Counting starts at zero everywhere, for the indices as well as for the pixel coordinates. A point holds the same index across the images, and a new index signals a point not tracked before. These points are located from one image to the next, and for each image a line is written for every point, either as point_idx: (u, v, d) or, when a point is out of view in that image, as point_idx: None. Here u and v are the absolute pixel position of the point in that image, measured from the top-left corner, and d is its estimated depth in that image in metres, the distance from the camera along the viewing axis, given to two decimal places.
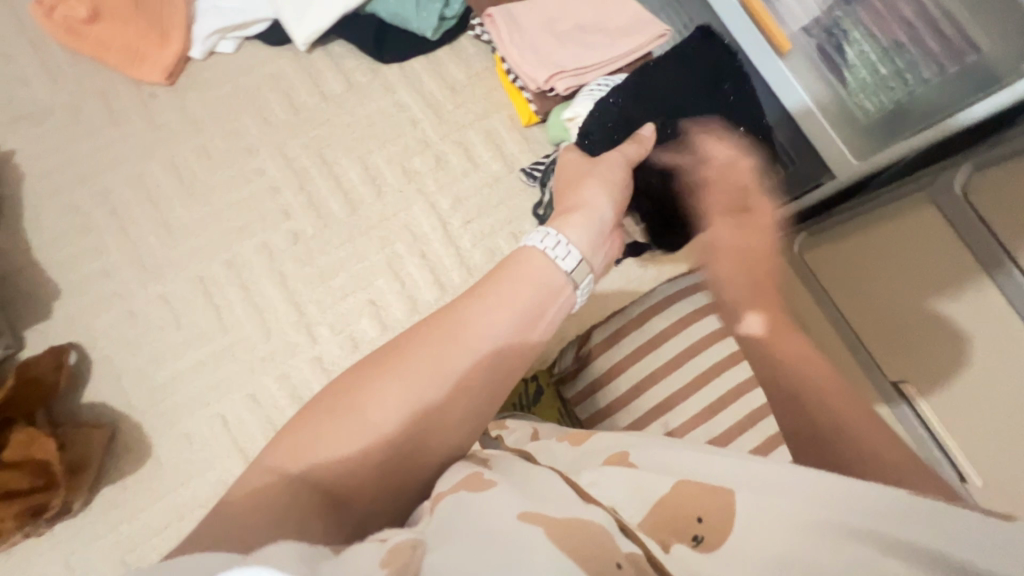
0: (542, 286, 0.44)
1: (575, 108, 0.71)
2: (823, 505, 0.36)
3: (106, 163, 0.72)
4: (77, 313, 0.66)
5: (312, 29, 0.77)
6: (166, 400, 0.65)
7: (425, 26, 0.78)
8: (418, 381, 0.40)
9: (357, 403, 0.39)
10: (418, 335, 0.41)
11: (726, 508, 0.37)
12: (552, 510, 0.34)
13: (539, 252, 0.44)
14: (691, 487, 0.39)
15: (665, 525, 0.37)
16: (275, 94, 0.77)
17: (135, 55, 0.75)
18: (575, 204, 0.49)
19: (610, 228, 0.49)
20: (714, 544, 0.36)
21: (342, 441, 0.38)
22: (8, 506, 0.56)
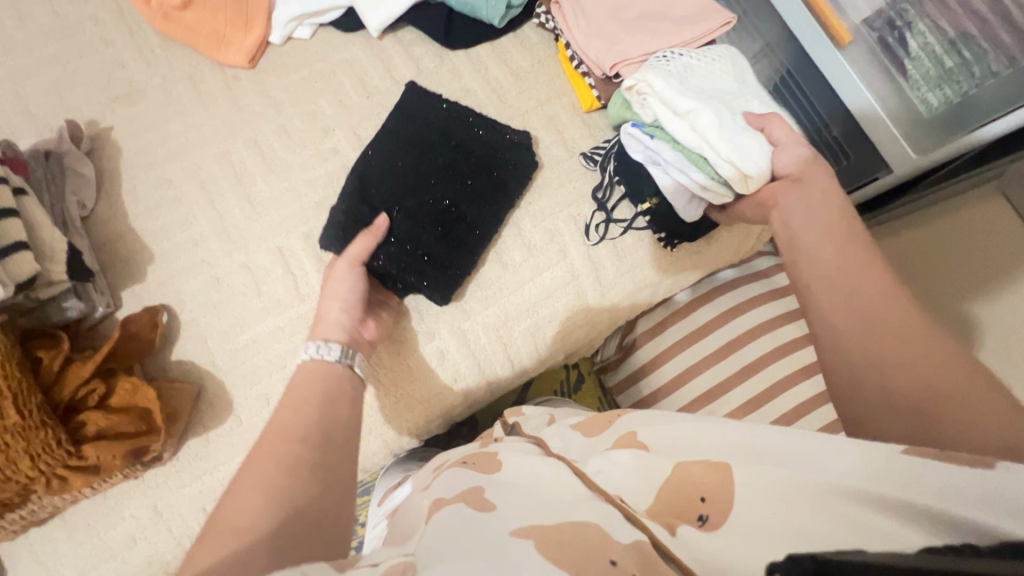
0: (329, 374, 0.63)
1: (636, 77, 0.73)
2: (821, 472, 0.44)
3: (194, 140, 0.77)
4: (168, 277, 0.71)
5: (386, 16, 0.80)
6: (246, 361, 0.69)
7: (494, 14, 0.81)
8: (272, 473, 0.51)
9: (226, 519, 0.47)
10: (270, 438, 0.54)
11: (729, 486, 0.45)
12: (550, 520, 0.46)
13: (314, 362, 0.64)
14: (693, 474, 0.48)
15: (672, 511, 0.46)
16: (348, 78, 0.81)
17: (222, 40, 0.80)
18: (319, 315, 0.68)
19: (353, 319, 0.68)
20: (716, 521, 0.43)
21: (248, 514, 0.47)
22: (115, 447, 0.60)
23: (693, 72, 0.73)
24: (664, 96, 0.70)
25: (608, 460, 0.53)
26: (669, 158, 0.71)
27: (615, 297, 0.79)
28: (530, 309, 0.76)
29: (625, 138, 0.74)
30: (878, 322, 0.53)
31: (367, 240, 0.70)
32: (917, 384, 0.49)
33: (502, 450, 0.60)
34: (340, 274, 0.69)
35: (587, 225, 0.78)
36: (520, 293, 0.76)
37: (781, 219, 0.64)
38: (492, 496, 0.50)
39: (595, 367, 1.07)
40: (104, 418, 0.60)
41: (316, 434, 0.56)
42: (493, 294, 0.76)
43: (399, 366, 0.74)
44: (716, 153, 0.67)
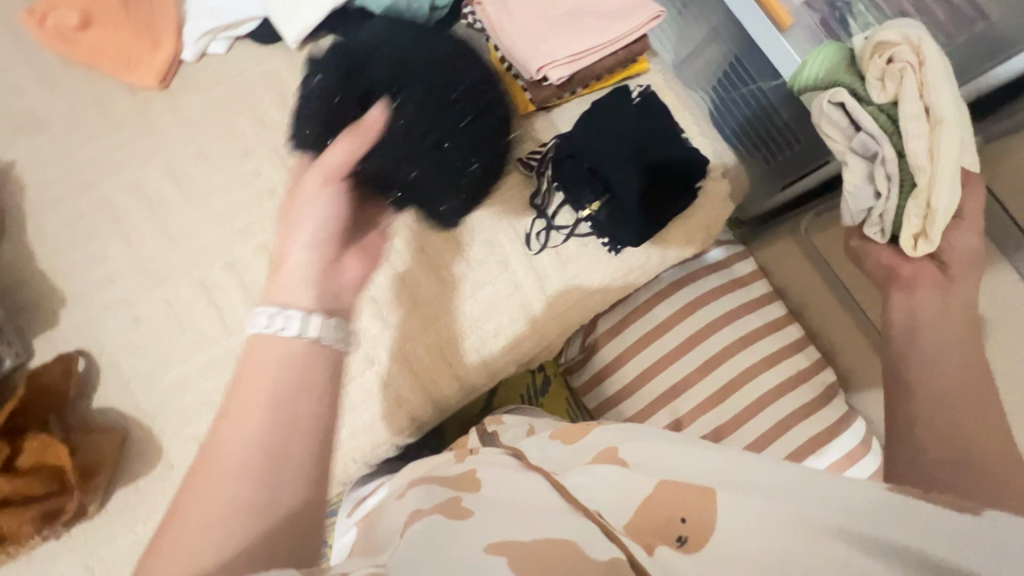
0: (277, 358, 0.46)
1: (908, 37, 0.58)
2: (804, 504, 0.42)
3: (104, 170, 0.72)
4: (84, 320, 0.67)
5: (303, 26, 0.76)
6: (174, 403, 0.66)
7: (416, 18, 0.77)
8: (234, 498, 0.40)
9: (177, 540, 0.38)
10: (216, 441, 0.42)
11: (711, 507, 0.44)
12: (523, 535, 0.44)
13: (265, 335, 0.47)
14: (672, 490, 0.47)
15: (650, 530, 0.45)
16: (267, 93, 0.77)
17: (129, 60, 0.75)
18: (281, 258, 0.54)
19: (325, 262, 0.54)
20: (696, 544, 0.43)
21: (200, 549, 0.38)
22: (24, 511, 0.57)
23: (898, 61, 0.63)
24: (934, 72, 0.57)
25: (585, 474, 0.52)
26: (886, 156, 0.59)
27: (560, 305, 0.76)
28: (474, 324, 0.74)
29: (837, 93, 0.60)
30: (938, 371, 0.53)
31: (346, 148, 0.55)
32: (954, 426, 0.49)
33: (480, 462, 0.57)
34: (315, 195, 0.54)
35: (528, 234, 0.76)
36: (461, 309, 0.74)
37: (904, 307, 0.60)
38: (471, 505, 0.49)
39: (559, 369, 1.03)
40: (13, 480, 0.57)
41: (263, 481, 0.41)
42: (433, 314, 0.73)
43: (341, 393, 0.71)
44: (888, 161, 0.60)
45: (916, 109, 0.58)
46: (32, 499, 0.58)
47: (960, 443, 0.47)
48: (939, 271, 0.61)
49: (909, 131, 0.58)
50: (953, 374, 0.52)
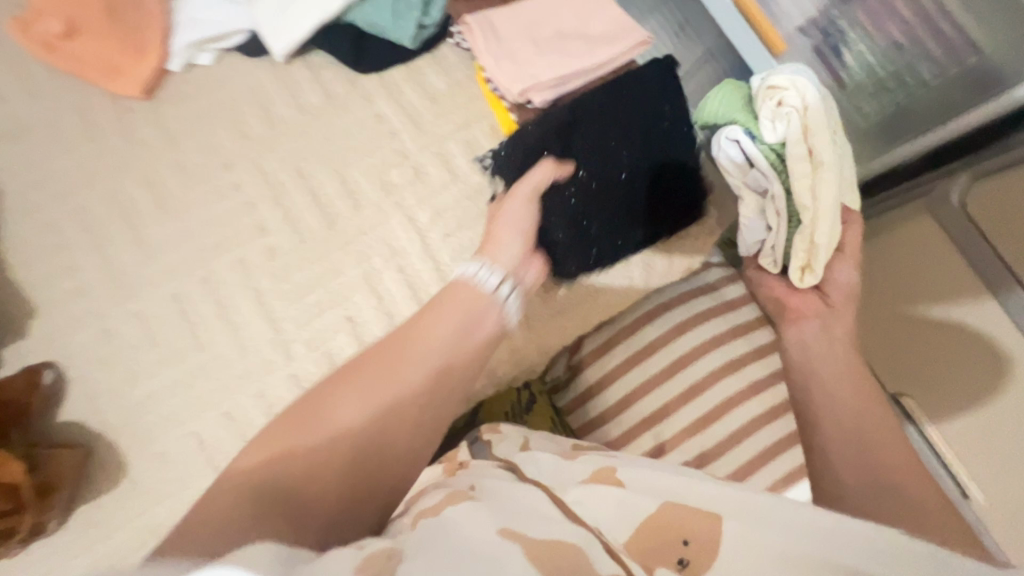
0: (474, 300, 0.56)
1: (780, 82, 0.59)
2: (798, 536, 0.40)
3: (82, 180, 0.72)
4: (54, 332, 0.66)
5: (289, 40, 0.76)
6: (140, 419, 0.65)
7: (403, 35, 0.76)
8: (371, 394, 0.49)
9: (321, 413, 0.48)
10: (376, 358, 0.52)
11: (712, 530, 0.41)
12: (532, 531, 0.39)
13: (471, 280, 0.57)
14: (677, 513, 0.42)
15: (650, 550, 0.41)
16: (251, 107, 0.76)
17: (113, 70, 0.75)
18: (495, 236, 0.62)
19: (524, 254, 0.62)
20: (697, 568, 0.39)
21: (342, 419, 0.48)
22: None
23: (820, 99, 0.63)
24: (812, 120, 0.58)
25: (586, 491, 0.44)
26: (776, 194, 0.61)
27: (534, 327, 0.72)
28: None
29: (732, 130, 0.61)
30: (838, 409, 0.59)
31: (552, 168, 0.63)
32: (891, 463, 0.53)
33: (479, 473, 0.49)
34: (515, 205, 0.62)
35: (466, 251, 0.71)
36: None
37: (797, 340, 0.67)
38: (475, 511, 0.40)
39: (545, 387, 0.87)
40: None
41: (421, 411, 0.51)
42: None
43: None
44: (776, 197, 0.61)
45: (801, 153, 0.58)
46: None
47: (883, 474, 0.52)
48: (822, 301, 0.68)
49: (795, 168, 0.59)
50: (844, 398, 0.60)
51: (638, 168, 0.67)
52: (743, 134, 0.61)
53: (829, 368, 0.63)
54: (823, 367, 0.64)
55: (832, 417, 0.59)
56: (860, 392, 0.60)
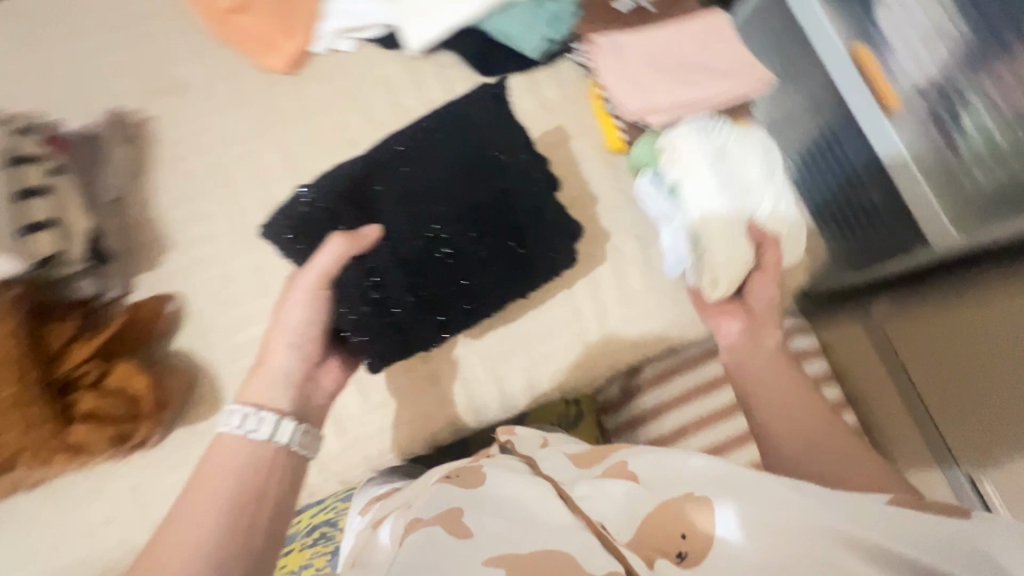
0: (243, 455, 0.57)
1: (669, 138, 0.76)
2: (780, 511, 0.46)
3: (226, 139, 0.80)
4: (180, 267, 0.73)
5: (427, 36, 0.81)
6: (241, 359, 0.70)
7: (532, 47, 0.82)
8: (202, 502, 0.53)
9: (161, 546, 0.51)
10: (193, 486, 0.54)
11: (708, 520, 0.47)
12: (523, 547, 0.47)
13: (235, 432, 0.58)
14: (673, 509, 0.49)
15: (650, 543, 0.48)
16: (381, 94, 0.83)
17: (268, 45, 0.83)
18: (266, 360, 0.62)
19: (295, 371, 0.62)
20: (694, 560, 0.46)
21: (189, 540, 0.51)
22: (101, 428, 0.59)
23: (688, 140, 0.75)
24: (697, 164, 0.74)
25: (594, 487, 0.53)
26: (676, 221, 0.74)
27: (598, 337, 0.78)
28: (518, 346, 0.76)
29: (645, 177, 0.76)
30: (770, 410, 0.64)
31: (351, 242, 0.63)
32: (822, 464, 0.59)
33: (492, 463, 0.60)
34: (299, 295, 0.62)
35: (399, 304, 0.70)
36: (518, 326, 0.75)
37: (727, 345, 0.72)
38: (470, 521, 0.49)
39: (595, 405, 0.89)
40: (97, 398, 0.60)
41: (220, 493, 0.54)
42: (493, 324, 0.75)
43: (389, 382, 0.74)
44: (675, 225, 0.74)
45: (649, 186, 0.76)
46: (109, 419, 0.60)
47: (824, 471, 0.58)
48: (745, 310, 0.73)
49: (679, 203, 0.74)
50: (778, 394, 0.65)
51: (451, 247, 0.67)
52: (650, 180, 0.76)
53: (760, 367, 0.68)
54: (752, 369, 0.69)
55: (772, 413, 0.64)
56: (796, 389, 0.66)
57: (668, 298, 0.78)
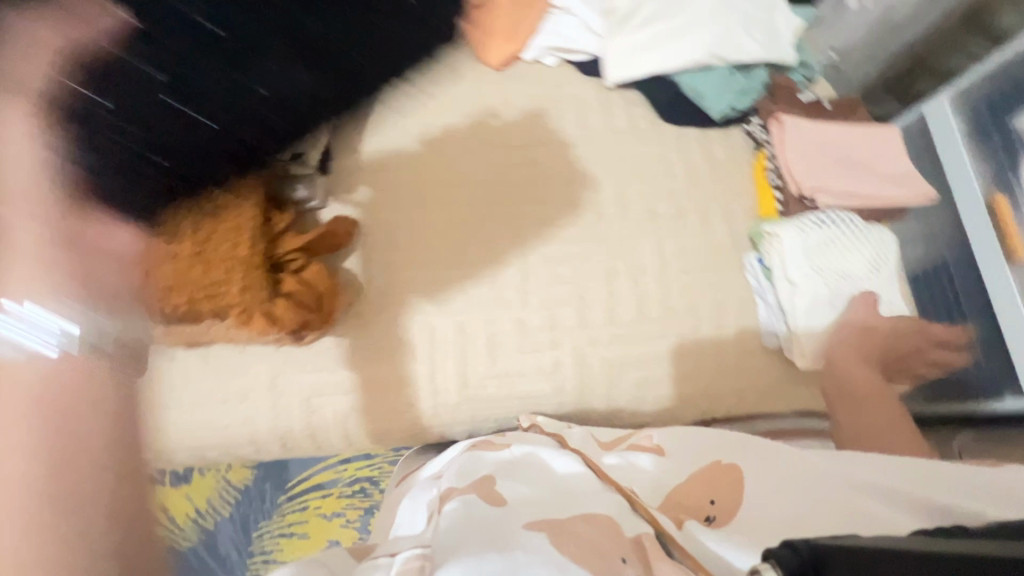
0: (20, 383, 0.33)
1: (772, 228, 0.83)
2: (795, 483, 0.60)
3: (433, 105, 0.90)
4: (371, 201, 0.81)
5: (626, 74, 0.92)
6: (398, 294, 0.78)
7: (715, 109, 0.91)
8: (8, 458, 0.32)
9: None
10: None
11: (734, 498, 0.59)
12: (563, 515, 0.55)
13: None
14: (695, 490, 0.61)
15: (683, 508, 0.59)
16: (573, 110, 0.93)
17: (488, 41, 0.94)
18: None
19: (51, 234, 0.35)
20: (725, 518, 0.57)
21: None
22: (290, 310, 0.64)
23: (806, 218, 0.83)
24: (796, 258, 0.81)
25: (629, 465, 0.67)
26: (770, 301, 0.83)
27: (714, 376, 0.81)
28: (637, 360, 0.81)
29: (747, 257, 0.86)
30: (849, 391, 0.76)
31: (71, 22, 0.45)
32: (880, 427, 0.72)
33: (518, 440, 0.72)
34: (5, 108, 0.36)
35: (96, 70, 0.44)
36: (640, 343, 0.81)
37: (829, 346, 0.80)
38: (502, 492, 0.61)
39: None
40: (296, 283, 0.66)
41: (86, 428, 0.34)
42: (620, 333, 0.81)
43: (514, 355, 0.78)
44: (769, 303, 0.84)
45: (755, 264, 0.85)
46: (298, 304, 0.65)
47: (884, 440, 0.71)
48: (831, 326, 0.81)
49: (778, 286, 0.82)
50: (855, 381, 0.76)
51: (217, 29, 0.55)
52: (755, 260, 0.85)
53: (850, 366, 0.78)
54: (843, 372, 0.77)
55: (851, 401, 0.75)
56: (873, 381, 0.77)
57: (778, 362, 0.84)
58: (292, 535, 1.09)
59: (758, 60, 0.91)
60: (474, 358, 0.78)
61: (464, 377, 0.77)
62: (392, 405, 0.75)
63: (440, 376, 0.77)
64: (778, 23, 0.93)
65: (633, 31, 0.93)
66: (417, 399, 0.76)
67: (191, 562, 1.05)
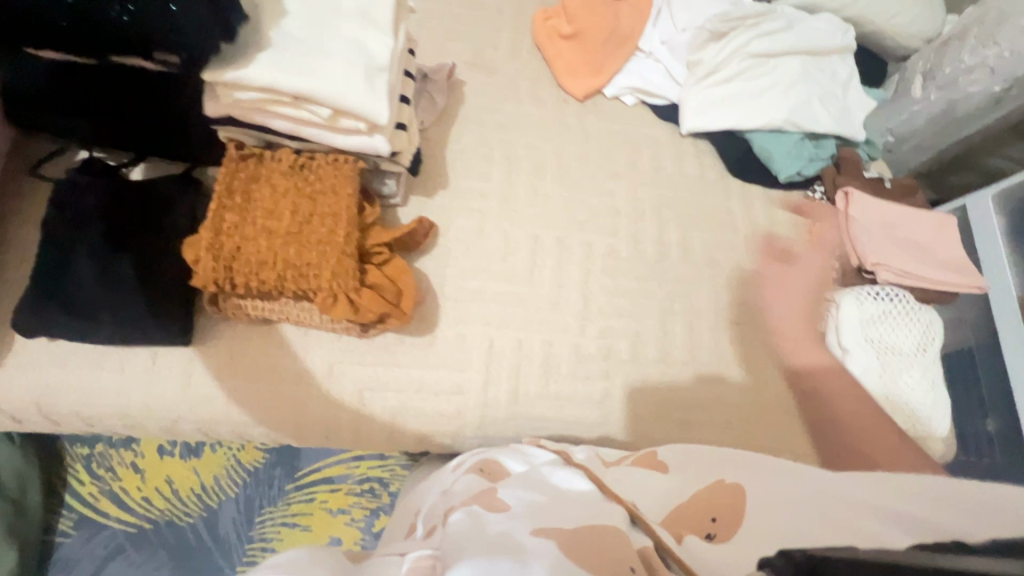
0: None
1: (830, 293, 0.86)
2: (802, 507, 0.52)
3: (515, 124, 0.92)
4: (447, 207, 0.83)
5: (702, 125, 0.95)
6: (464, 301, 0.79)
7: (784, 172, 0.94)
8: None
9: None
10: None
11: (738, 511, 0.54)
12: (568, 526, 0.50)
13: None
14: (702, 501, 0.57)
15: (685, 525, 0.54)
16: (647, 150, 0.96)
17: (574, 72, 0.97)
18: None
19: None
20: (727, 536, 0.51)
21: None
22: (375, 300, 0.65)
23: (862, 289, 0.86)
24: (851, 324, 0.83)
25: (630, 482, 0.63)
26: None
27: (756, 430, 0.82)
28: (682, 402, 0.81)
29: (800, 317, 0.88)
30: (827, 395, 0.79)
31: None
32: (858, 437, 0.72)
33: (521, 457, 0.69)
34: None
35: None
36: (687, 385, 0.83)
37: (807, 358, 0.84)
38: (504, 500, 0.57)
39: None
40: (379, 275, 0.67)
41: None
42: (669, 373, 0.82)
43: (567, 378, 0.79)
44: None
45: None
46: (382, 296, 0.66)
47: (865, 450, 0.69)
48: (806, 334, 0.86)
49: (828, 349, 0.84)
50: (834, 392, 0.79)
51: None
52: None
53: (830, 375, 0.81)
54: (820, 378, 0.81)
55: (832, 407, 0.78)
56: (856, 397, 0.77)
57: None
58: (295, 526, 1.06)
59: (830, 132, 0.95)
60: (527, 375, 0.78)
61: (515, 392, 0.78)
62: (441, 410, 0.76)
63: (493, 389, 0.77)
64: (851, 102, 0.97)
65: (715, 85, 0.96)
66: (467, 408, 0.76)
67: (189, 538, 1.02)
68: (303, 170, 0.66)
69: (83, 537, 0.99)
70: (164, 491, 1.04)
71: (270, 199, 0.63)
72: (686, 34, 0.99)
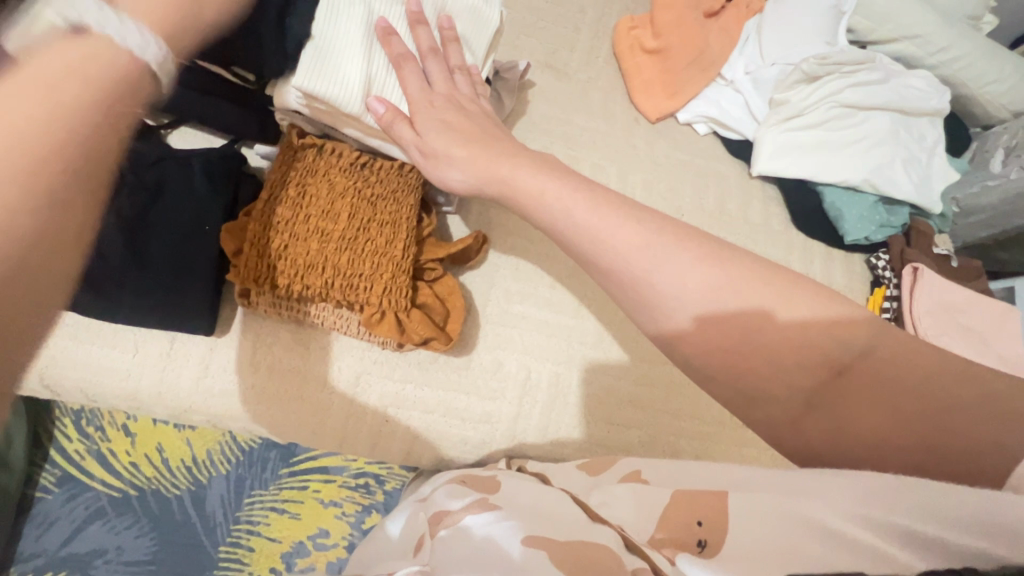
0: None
1: None
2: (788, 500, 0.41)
3: (584, 140, 0.86)
4: (501, 223, 0.77)
5: (774, 169, 0.89)
6: (506, 325, 0.74)
7: (853, 232, 0.89)
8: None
9: None
10: None
11: (723, 507, 0.44)
12: (560, 536, 0.45)
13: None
14: (698, 505, 0.46)
15: (672, 539, 0.45)
16: (714, 186, 0.90)
17: (650, 91, 0.90)
18: None
19: None
20: (714, 545, 0.42)
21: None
22: (425, 325, 0.63)
23: None
24: None
25: (610, 495, 0.54)
26: None
27: None
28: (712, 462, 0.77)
29: None
30: (787, 381, 0.42)
31: None
32: (871, 443, 0.40)
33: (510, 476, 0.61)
34: None
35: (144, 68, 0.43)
36: (720, 446, 0.78)
37: (738, 332, 0.42)
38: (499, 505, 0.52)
39: None
40: (431, 295, 0.66)
41: None
42: (706, 430, 0.78)
43: (603, 420, 0.75)
44: None
45: None
46: (431, 317, 0.65)
47: (883, 447, 0.40)
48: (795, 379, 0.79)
49: None
50: (799, 381, 0.42)
51: None
52: None
53: (771, 359, 0.42)
54: (765, 379, 0.42)
55: (772, 403, 0.43)
56: (810, 357, 0.41)
57: None
58: (284, 512, 0.96)
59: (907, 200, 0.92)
60: (562, 412, 0.74)
61: (547, 428, 0.73)
62: (466, 439, 0.70)
63: (523, 421, 0.72)
64: (932, 169, 0.94)
65: (796, 129, 0.90)
66: (493, 439, 0.71)
67: (174, 511, 0.93)
68: (363, 170, 0.62)
69: (65, 495, 0.92)
70: (152, 460, 0.95)
71: (326, 197, 0.60)
72: (775, 68, 0.93)
